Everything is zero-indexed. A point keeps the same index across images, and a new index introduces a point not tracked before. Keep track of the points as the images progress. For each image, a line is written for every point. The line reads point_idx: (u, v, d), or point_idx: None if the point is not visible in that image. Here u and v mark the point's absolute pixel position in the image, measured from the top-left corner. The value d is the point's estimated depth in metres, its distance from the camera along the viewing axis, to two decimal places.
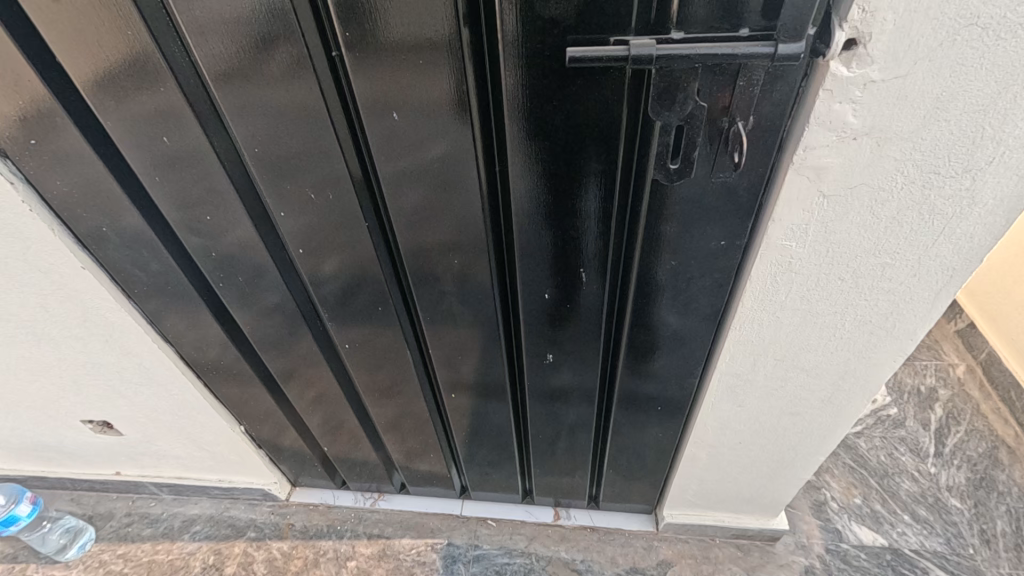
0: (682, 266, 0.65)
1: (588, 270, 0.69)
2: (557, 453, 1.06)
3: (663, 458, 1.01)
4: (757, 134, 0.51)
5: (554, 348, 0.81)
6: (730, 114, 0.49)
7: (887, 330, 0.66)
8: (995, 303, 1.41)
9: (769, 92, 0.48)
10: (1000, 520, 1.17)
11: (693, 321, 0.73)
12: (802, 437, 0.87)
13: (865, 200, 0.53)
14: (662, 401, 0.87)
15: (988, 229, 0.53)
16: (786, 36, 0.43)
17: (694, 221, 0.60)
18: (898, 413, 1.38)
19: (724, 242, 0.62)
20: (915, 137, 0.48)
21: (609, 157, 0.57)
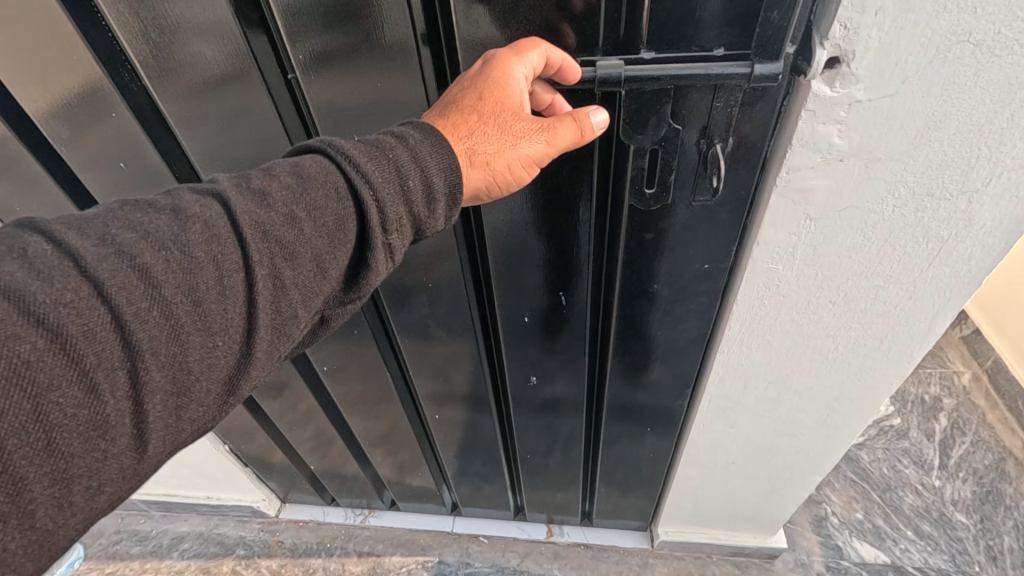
0: (665, 289, 0.63)
1: (569, 289, 0.67)
2: (548, 469, 1.03)
3: (657, 474, 0.98)
4: (738, 155, 0.49)
5: (539, 367, 0.79)
6: (707, 137, 0.47)
7: (882, 353, 0.63)
8: (1001, 307, 1.37)
9: (749, 112, 0.46)
10: (1007, 536, 1.14)
11: (679, 343, 0.70)
12: (798, 458, 0.84)
13: (855, 222, 0.50)
14: (651, 419, 0.85)
15: (987, 252, 0.50)
16: (762, 56, 0.41)
17: (675, 243, 0.57)
18: (901, 423, 1.34)
19: (708, 265, 0.59)
20: (906, 158, 0.45)
21: (584, 177, 0.55)
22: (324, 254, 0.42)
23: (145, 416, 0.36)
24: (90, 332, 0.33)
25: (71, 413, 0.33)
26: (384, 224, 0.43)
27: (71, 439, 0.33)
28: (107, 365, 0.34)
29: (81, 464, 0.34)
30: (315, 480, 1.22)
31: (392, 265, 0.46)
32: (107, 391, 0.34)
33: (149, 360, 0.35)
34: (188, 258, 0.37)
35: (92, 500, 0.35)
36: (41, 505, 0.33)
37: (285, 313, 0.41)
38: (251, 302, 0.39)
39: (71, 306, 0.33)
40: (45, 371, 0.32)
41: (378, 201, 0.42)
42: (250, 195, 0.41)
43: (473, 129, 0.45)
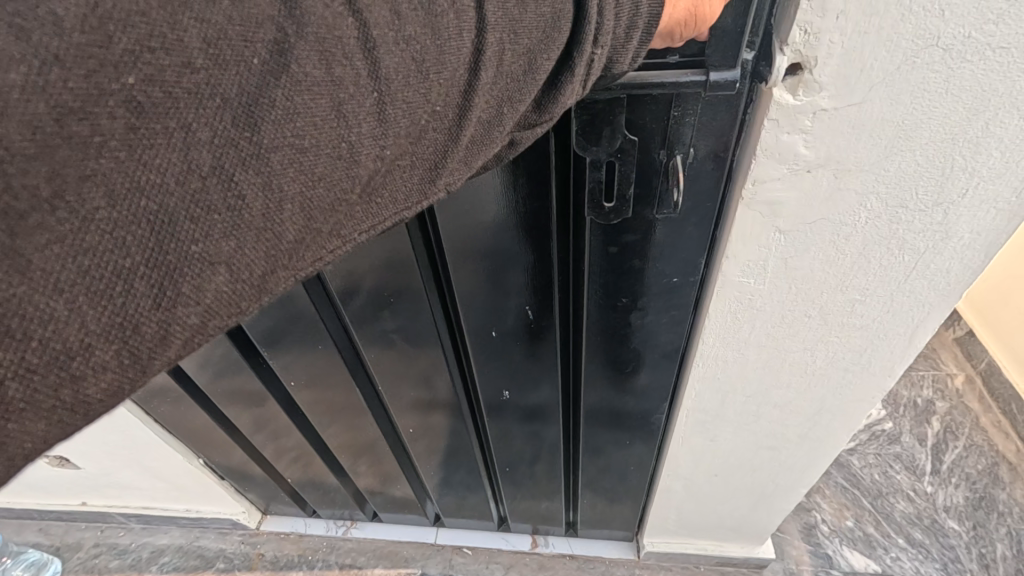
0: (634, 302, 0.60)
1: (534, 304, 0.65)
2: (529, 481, 1.01)
3: (640, 485, 0.96)
4: (700, 166, 0.47)
5: (512, 382, 0.76)
6: (667, 147, 0.46)
7: (861, 366, 0.60)
8: (991, 306, 1.36)
9: (709, 122, 0.44)
10: (1001, 544, 1.12)
11: (653, 356, 0.68)
12: (782, 471, 0.81)
13: (827, 234, 0.47)
14: (629, 431, 0.82)
15: (965, 265, 0.48)
16: (718, 62, 0.40)
17: (642, 255, 0.55)
18: (893, 427, 1.32)
19: (677, 278, 0.57)
20: (877, 168, 0.42)
21: (541, 189, 0.53)
22: (536, 52, 0.33)
23: (375, 150, 0.30)
24: (334, 35, 0.27)
25: (309, 124, 0.27)
26: (595, 32, 0.34)
27: (298, 157, 0.27)
28: (347, 79, 0.28)
29: (302, 189, 0.28)
30: (295, 492, 1.19)
31: (578, 94, 0.36)
32: (346, 109, 0.28)
33: (394, 87, 0.29)
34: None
35: (296, 249, 0.29)
36: (253, 229, 0.27)
37: (509, 84, 0.33)
38: (479, 67, 0.31)
39: (325, 2, 0.27)
40: (297, 60, 0.26)
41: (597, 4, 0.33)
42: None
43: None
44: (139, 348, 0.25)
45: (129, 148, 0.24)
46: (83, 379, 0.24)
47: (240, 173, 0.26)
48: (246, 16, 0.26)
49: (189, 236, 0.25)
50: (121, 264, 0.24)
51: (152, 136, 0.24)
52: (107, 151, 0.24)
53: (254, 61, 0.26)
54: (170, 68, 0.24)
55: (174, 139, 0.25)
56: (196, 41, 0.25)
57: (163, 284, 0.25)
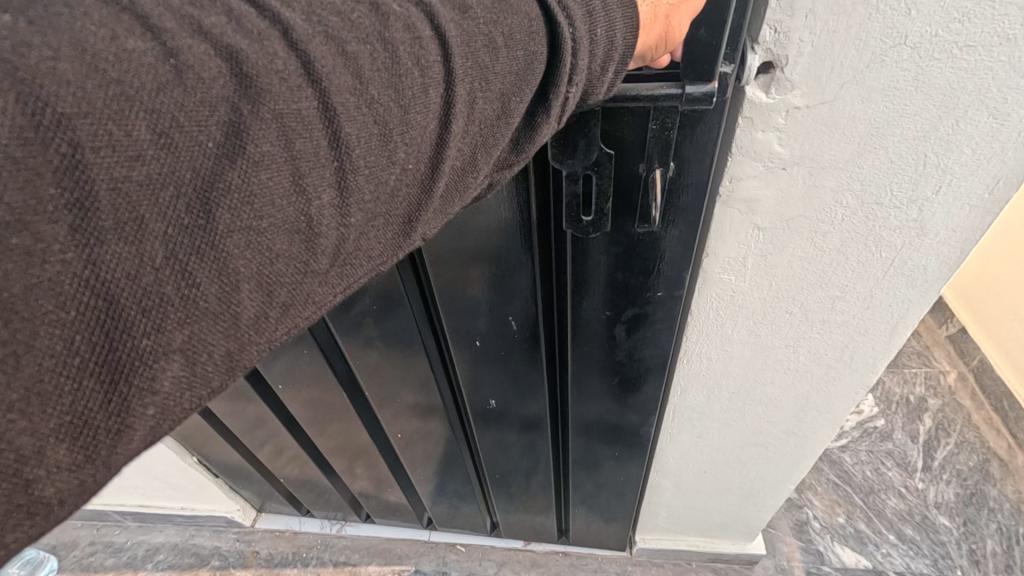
0: (618, 315, 0.60)
1: (516, 314, 0.65)
2: (519, 491, 1.00)
3: (632, 498, 0.95)
4: (681, 180, 0.46)
5: (496, 390, 0.77)
6: (647, 161, 0.45)
7: (844, 363, 0.61)
8: (981, 300, 1.38)
9: (689, 135, 0.43)
10: (991, 540, 1.12)
11: (641, 371, 0.66)
12: (769, 467, 0.82)
13: (805, 231, 0.48)
14: (617, 445, 0.81)
15: (943, 262, 0.48)
16: (693, 75, 0.38)
17: (624, 267, 0.55)
18: (885, 424, 1.32)
19: (662, 292, 0.56)
20: (851, 165, 0.42)
21: (522, 205, 0.53)
22: (509, 96, 0.33)
23: (340, 220, 0.29)
24: (297, 110, 0.26)
25: (272, 203, 0.26)
26: (571, 72, 0.34)
27: (257, 238, 0.26)
28: (310, 151, 0.27)
29: (262, 270, 0.26)
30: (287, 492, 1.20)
31: (557, 128, 0.36)
32: (307, 185, 0.27)
33: (360, 153, 0.28)
34: (387, 51, 0.29)
35: (266, 330, 0.27)
36: (215, 317, 0.25)
37: (483, 130, 0.33)
38: (445, 130, 0.31)
39: (284, 78, 0.26)
40: (254, 140, 0.25)
41: (573, 43, 0.33)
42: (451, 5, 0.32)
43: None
44: (95, 449, 0.23)
45: (79, 248, 0.22)
46: (33, 491, 0.22)
47: (196, 263, 0.25)
48: (198, 98, 0.24)
49: (141, 331, 0.23)
50: (72, 370, 0.22)
51: (101, 229, 0.22)
52: (53, 254, 0.21)
53: (212, 142, 0.25)
54: (123, 159, 0.23)
55: (124, 232, 0.23)
56: (145, 132, 0.23)
57: (116, 381, 0.23)
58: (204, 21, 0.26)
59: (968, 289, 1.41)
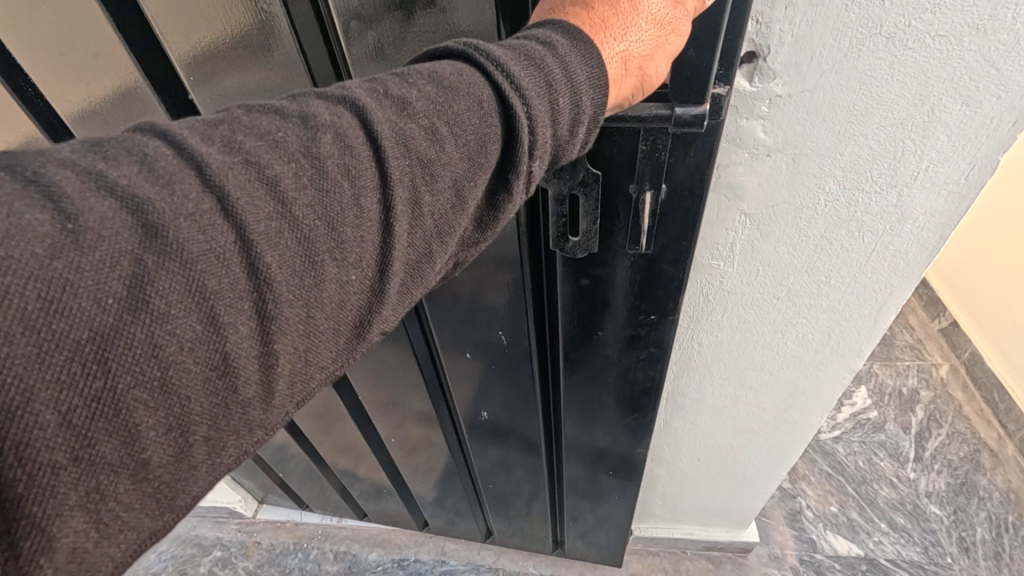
0: (611, 336, 0.61)
1: (508, 333, 0.66)
2: (513, 508, 1.01)
3: (625, 523, 0.94)
4: (673, 203, 0.47)
5: (491, 406, 0.78)
6: (637, 182, 0.46)
7: (831, 347, 0.63)
8: (971, 292, 1.40)
9: (680, 159, 0.44)
10: (980, 527, 1.14)
11: (632, 392, 0.68)
12: (761, 452, 0.84)
13: (789, 218, 0.50)
14: (610, 465, 0.82)
15: (923, 246, 0.50)
16: (681, 96, 0.39)
17: (616, 291, 0.56)
18: (878, 416, 1.34)
19: (654, 315, 0.58)
20: (832, 152, 0.44)
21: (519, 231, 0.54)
22: (463, 180, 0.32)
23: (262, 349, 0.28)
24: (207, 250, 0.26)
25: (184, 349, 0.26)
26: (530, 148, 0.33)
27: (165, 387, 0.26)
28: (224, 291, 0.27)
29: (175, 414, 0.26)
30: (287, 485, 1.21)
31: (528, 195, 0.36)
32: (222, 325, 0.27)
33: (282, 283, 0.28)
34: (316, 167, 0.29)
35: (181, 469, 0.27)
36: (117, 469, 0.25)
37: (440, 220, 0.33)
38: (388, 234, 0.31)
39: (194, 220, 0.26)
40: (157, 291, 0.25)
41: (529, 121, 0.32)
42: (388, 100, 0.31)
43: (605, 34, 0.34)
44: None
45: None
46: None
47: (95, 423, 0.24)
48: (98, 257, 0.24)
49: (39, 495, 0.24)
50: None
51: None
52: None
53: (111, 300, 0.24)
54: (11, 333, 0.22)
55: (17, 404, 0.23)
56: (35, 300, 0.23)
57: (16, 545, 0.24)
58: (110, 169, 0.26)
59: (959, 281, 1.43)
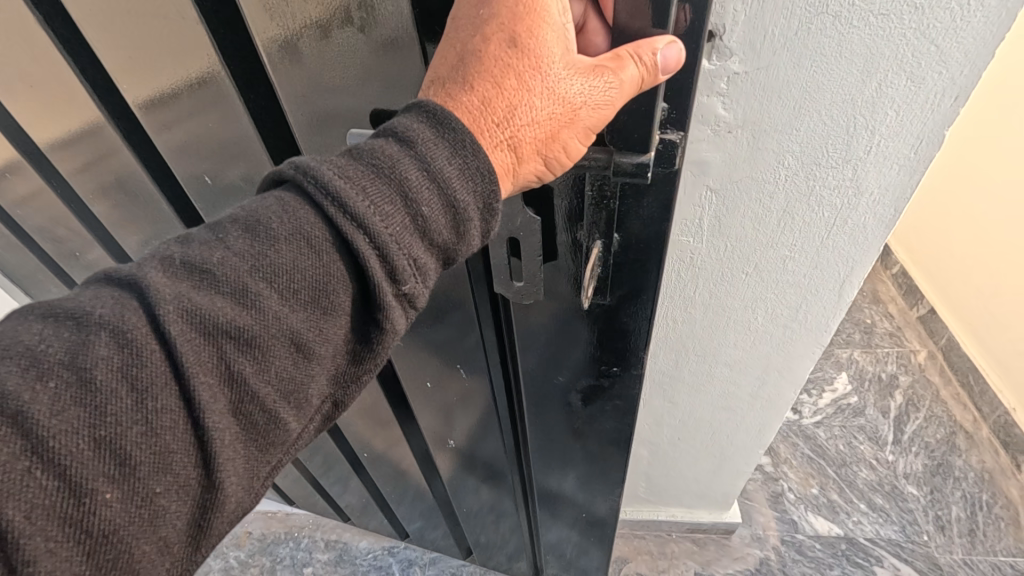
0: (576, 381, 0.63)
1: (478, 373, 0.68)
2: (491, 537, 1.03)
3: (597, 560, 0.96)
4: (627, 258, 0.48)
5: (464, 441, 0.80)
6: (587, 231, 0.47)
7: (799, 322, 0.65)
8: (946, 277, 1.45)
9: (632, 215, 0.45)
10: (955, 506, 1.18)
11: (600, 437, 0.70)
12: (739, 431, 0.86)
13: (752, 193, 0.52)
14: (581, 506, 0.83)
15: (879, 219, 0.53)
16: (619, 141, 0.38)
17: (578, 341, 0.58)
18: (858, 401, 1.38)
19: (616, 366, 0.60)
20: (789, 129, 0.47)
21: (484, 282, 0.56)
22: (296, 335, 0.34)
23: None
24: None
25: None
26: (392, 273, 0.34)
27: None
28: None
29: None
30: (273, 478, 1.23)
31: (409, 317, 0.37)
32: None
33: (42, 528, 0.28)
34: (85, 380, 0.30)
35: None
36: None
37: (281, 376, 0.34)
38: (196, 420, 0.32)
39: None
40: None
41: (381, 252, 0.34)
42: (186, 270, 0.32)
43: (489, 118, 0.35)
44: None
45: None
46: None
47: None
48: None
49: None
50: None
51: None
52: None
53: None
54: None
55: None
56: None
57: None
58: None
59: (935, 267, 1.48)
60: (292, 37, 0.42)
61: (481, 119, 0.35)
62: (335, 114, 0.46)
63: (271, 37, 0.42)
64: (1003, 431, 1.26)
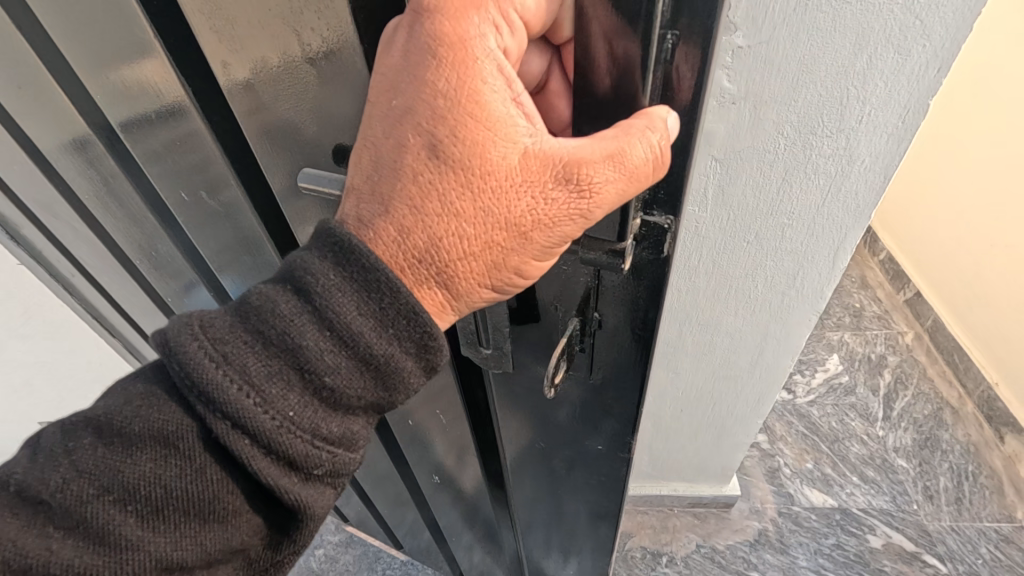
0: (561, 449, 0.64)
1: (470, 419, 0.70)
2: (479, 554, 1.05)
3: None
4: (611, 341, 0.48)
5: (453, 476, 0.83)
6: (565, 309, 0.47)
7: (797, 290, 0.69)
8: (931, 259, 1.50)
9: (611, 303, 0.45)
10: (943, 477, 1.23)
11: (587, 503, 0.72)
12: (738, 401, 0.90)
13: (753, 163, 0.56)
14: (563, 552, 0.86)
15: (870, 186, 0.57)
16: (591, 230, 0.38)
17: (566, 414, 0.59)
18: (849, 380, 1.43)
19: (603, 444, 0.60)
20: (788, 100, 0.51)
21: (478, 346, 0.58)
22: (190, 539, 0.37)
23: None
24: None
25: None
26: (287, 475, 0.36)
27: None
28: None
29: None
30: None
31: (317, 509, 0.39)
32: None
33: None
34: None
35: None
36: None
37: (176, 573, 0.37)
38: None
39: None
40: None
41: (274, 450, 0.35)
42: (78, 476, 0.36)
43: (407, 253, 0.35)
44: None
45: None
46: None
47: None
48: None
49: None
50: None
51: None
52: None
53: None
54: None
55: None
56: None
57: None
58: None
59: (920, 249, 1.54)
60: (251, 79, 0.43)
61: (400, 253, 0.35)
62: (302, 145, 0.46)
63: (231, 78, 0.43)
64: (986, 406, 1.32)
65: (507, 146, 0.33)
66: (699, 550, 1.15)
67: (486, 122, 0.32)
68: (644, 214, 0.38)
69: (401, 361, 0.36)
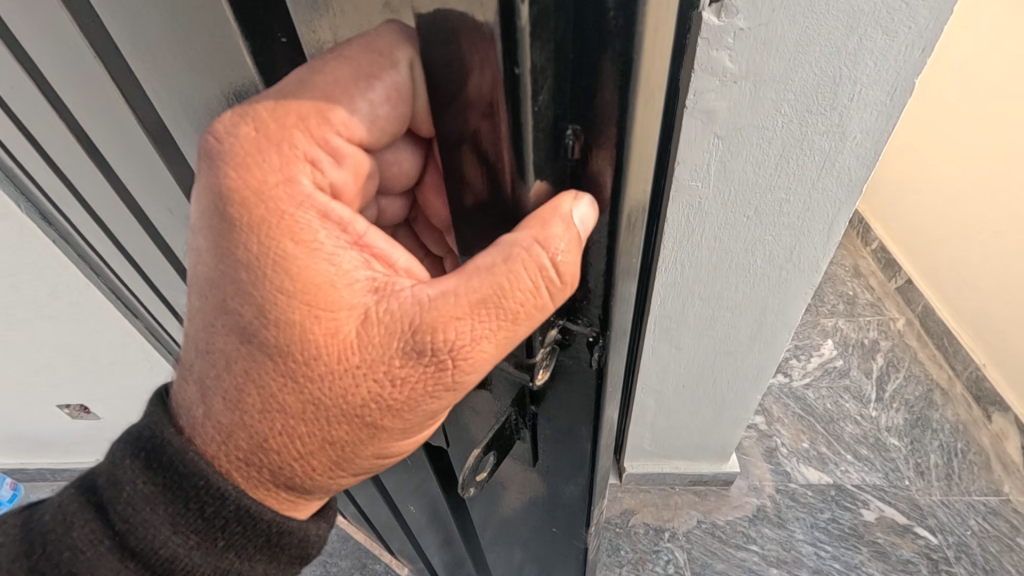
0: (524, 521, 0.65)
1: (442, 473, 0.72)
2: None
3: None
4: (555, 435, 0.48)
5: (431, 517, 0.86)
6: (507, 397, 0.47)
7: (793, 264, 0.74)
8: (920, 247, 1.55)
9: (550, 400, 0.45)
10: (934, 454, 1.27)
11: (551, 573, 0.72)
12: (739, 375, 0.94)
13: (753, 140, 0.60)
14: None
15: (861, 162, 0.61)
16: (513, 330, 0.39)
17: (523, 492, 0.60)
18: (843, 364, 1.48)
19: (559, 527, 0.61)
20: (785, 79, 0.55)
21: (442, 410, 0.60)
22: None
23: None
24: None
25: None
26: None
27: None
28: None
29: None
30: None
31: None
32: None
33: None
34: None
35: None
36: None
37: None
38: None
39: None
40: None
41: None
42: None
43: (247, 439, 0.38)
44: None
45: None
46: None
47: None
48: None
49: None
50: None
51: None
52: None
53: None
54: None
55: None
56: None
57: None
58: None
59: (911, 237, 1.59)
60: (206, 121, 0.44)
61: (240, 437, 0.38)
62: None
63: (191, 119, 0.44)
64: (975, 386, 1.36)
65: (338, 313, 0.35)
66: (700, 526, 1.19)
67: (313, 293, 0.35)
68: (567, 322, 0.38)
69: (258, 523, 0.40)
